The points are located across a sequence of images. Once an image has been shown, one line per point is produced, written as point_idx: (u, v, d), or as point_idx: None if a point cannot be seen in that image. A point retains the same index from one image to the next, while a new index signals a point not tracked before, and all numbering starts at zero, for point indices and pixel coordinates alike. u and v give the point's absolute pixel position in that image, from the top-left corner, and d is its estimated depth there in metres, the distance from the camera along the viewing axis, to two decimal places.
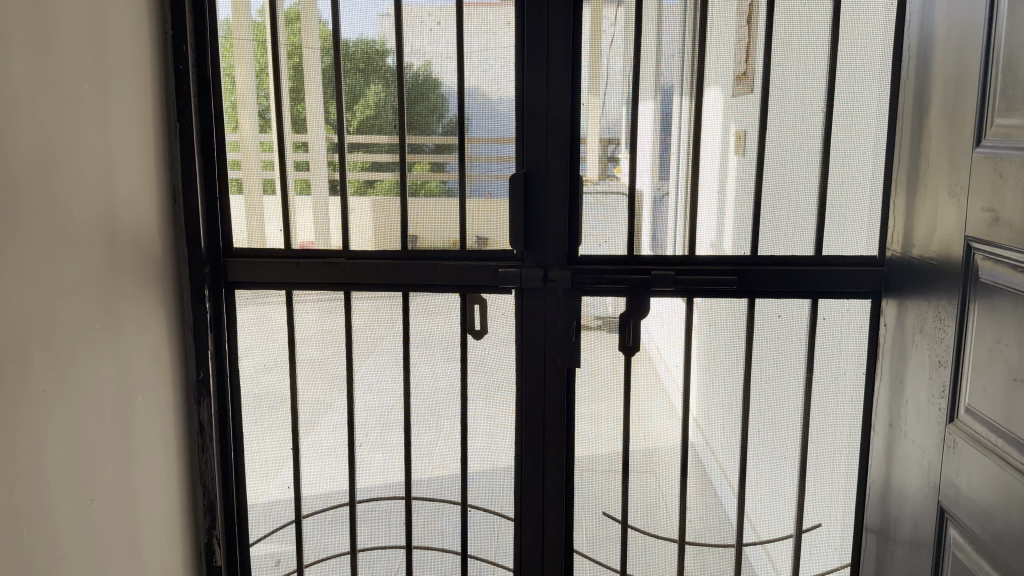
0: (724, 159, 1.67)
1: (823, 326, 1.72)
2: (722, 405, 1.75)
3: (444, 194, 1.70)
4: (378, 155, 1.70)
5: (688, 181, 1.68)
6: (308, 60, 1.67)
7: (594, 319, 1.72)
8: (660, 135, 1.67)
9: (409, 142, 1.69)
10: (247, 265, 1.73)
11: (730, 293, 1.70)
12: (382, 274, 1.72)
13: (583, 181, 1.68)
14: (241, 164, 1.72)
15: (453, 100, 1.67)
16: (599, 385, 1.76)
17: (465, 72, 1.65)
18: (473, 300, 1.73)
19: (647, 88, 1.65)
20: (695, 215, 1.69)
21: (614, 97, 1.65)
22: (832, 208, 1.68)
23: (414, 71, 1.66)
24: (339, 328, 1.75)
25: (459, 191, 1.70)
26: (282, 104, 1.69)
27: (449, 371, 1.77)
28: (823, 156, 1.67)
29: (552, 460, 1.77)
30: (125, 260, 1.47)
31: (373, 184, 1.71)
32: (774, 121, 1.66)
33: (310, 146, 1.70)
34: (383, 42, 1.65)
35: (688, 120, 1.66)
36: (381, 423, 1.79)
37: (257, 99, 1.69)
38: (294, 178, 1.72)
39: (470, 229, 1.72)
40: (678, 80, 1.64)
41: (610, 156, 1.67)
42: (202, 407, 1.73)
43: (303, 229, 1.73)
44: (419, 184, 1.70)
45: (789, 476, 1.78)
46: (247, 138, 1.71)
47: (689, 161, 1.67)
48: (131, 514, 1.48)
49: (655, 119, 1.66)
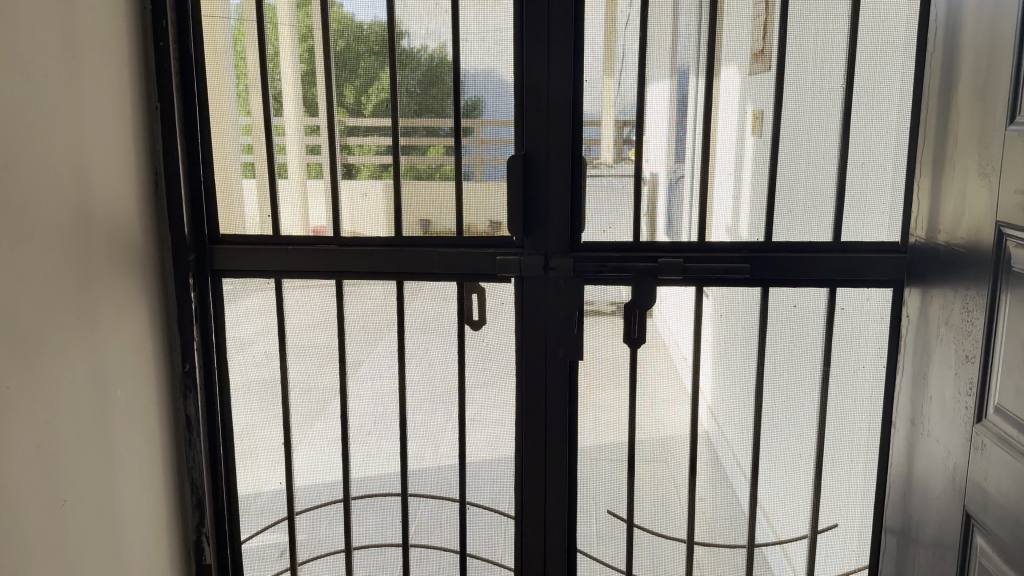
0: (740, 142, 1.57)
1: (841, 317, 1.62)
2: (735, 400, 1.66)
3: (452, 180, 1.62)
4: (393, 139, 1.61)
5: (704, 164, 1.58)
6: (319, 44, 1.58)
7: (608, 305, 1.63)
8: (675, 118, 1.57)
9: (424, 125, 1.60)
10: (234, 253, 1.65)
11: (741, 282, 1.61)
12: (376, 261, 1.64)
13: (595, 164, 1.59)
14: (253, 148, 1.64)
15: (471, 82, 1.57)
16: (603, 379, 1.67)
17: (467, 52, 1.56)
18: (472, 288, 1.65)
19: (660, 65, 1.55)
20: (707, 199, 1.59)
21: (628, 77, 1.56)
22: (851, 191, 1.58)
23: (428, 54, 1.57)
24: (333, 319, 1.68)
25: (476, 175, 1.61)
26: (273, 84, 1.61)
27: (447, 364, 1.69)
28: (842, 136, 1.56)
29: (555, 456, 1.69)
30: (102, 247, 1.39)
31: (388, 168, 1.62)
32: (791, 98, 1.56)
33: (322, 130, 1.62)
34: (397, 23, 1.56)
35: (702, 99, 1.56)
36: (377, 417, 1.72)
37: (268, 82, 1.60)
38: (307, 162, 1.64)
39: (480, 214, 1.63)
40: (693, 60, 1.55)
41: (625, 139, 1.58)
42: (189, 401, 1.66)
43: (302, 215, 1.66)
44: (434, 168, 1.62)
45: (805, 474, 1.69)
46: (258, 123, 1.62)
47: (704, 144, 1.57)
48: (111, 513, 1.42)
49: (669, 100, 1.57)
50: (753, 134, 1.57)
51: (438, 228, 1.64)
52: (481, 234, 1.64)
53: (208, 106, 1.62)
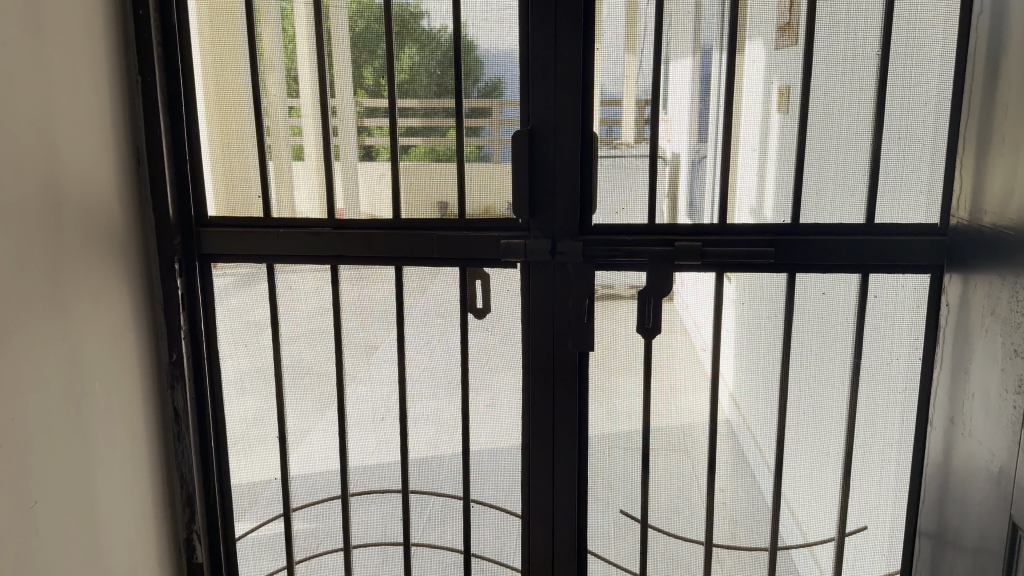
0: (766, 119, 1.45)
1: (875, 305, 1.48)
2: (758, 395, 1.55)
3: (459, 160, 1.51)
4: (411, 120, 1.50)
5: (727, 142, 1.46)
6: (336, 21, 1.47)
7: (627, 289, 1.52)
8: (698, 97, 1.44)
9: (440, 107, 1.49)
10: (223, 237, 1.56)
11: (765, 267, 1.48)
12: (372, 246, 1.54)
13: (614, 143, 1.47)
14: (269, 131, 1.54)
15: (492, 62, 1.46)
16: (616, 371, 1.57)
17: (478, 30, 1.45)
18: (474, 275, 1.54)
19: (682, 40, 1.43)
20: (731, 179, 1.47)
21: (649, 50, 1.43)
22: (886, 167, 1.44)
23: (448, 34, 1.46)
24: (328, 306, 1.58)
25: (493, 157, 1.50)
26: (264, 58, 1.50)
27: (448, 354, 1.59)
28: (876, 106, 1.42)
29: (564, 454, 1.59)
30: (73, 229, 1.30)
31: (406, 151, 1.51)
32: (819, 64, 1.42)
33: (339, 112, 1.51)
34: (418, 4, 1.46)
35: (728, 76, 1.43)
36: (376, 412, 1.62)
37: (286, 61, 1.50)
38: (318, 146, 1.53)
39: (495, 196, 1.52)
40: (718, 36, 1.42)
41: (648, 118, 1.45)
42: (176, 393, 1.57)
43: (319, 198, 1.55)
44: (450, 151, 1.50)
45: (832, 475, 1.57)
46: (274, 103, 1.53)
47: (728, 125, 1.45)
48: (88, 512, 1.34)
49: (693, 78, 1.44)
50: (780, 114, 1.44)
51: (454, 211, 1.53)
52: (501, 217, 1.53)
53: (196, 81, 1.52)
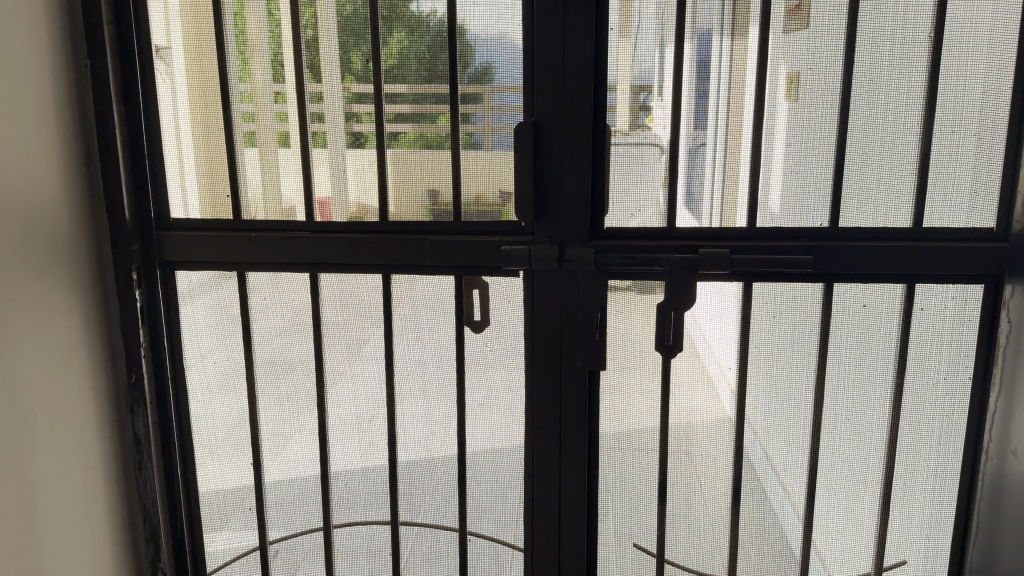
0: (770, 109, 1.27)
1: (921, 319, 1.32)
2: (787, 419, 1.38)
3: (452, 148, 1.33)
4: (399, 106, 1.33)
5: (728, 133, 1.29)
6: (323, 7, 1.30)
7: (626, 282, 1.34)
8: (695, 84, 1.27)
9: (430, 95, 1.32)
10: (186, 241, 1.38)
11: (800, 277, 1.31)
12: (356, 252, 1.36)
13: (611, 132, 1.29)
14: (252, 117, 1.36)
15: (484, 46, 1.29)
16: (629, 391, 1.40)
17: (469, 12, 1.28)
18: (471, 284, 1.37)
19: (679, 22, 1.26)
20: (752, 174, 1.30)
21: (649, 35, 1.27)
22: (935, 165, 1.27)
23: (438, 18, 1.28)
24: (307, 320, 1.42)
25: (483, 144, 1.33)
26: (244, 41, 1.33)
27: (442, 372, 1.42)
28: (927, 94, 1.25)
29: (571, 485, 1.42)
30: (5, 238, 1.13)
31: (397, 137, 1.34)
32: (863, 49, 1.24)
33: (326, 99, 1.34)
34: None
35: (727, 63, 1.26)
36: (362, 436, 1.46)
37: (271, 41, 1.32)
38: (297, 138, 1.36)
39: (488, 182, 1.35)
40: (719, 17, 1.25)
41: (641, 105, 1.28)
42: (137, 417, 1.40)
43: (299, 197, 1.38)
44: (439, 138, 1.33)
45: (869, 507, 1.41)
46: (258, 89, 1.35)
47: (729, 115, 1.28)
48: (32, 559, 1.18)
49: (688, 66, 1.27)
50: (788, 99, 1.27)
51: (446, 201, 1.36)
52: (492, 207, 1.36)
53: (153, 63, 1.34)
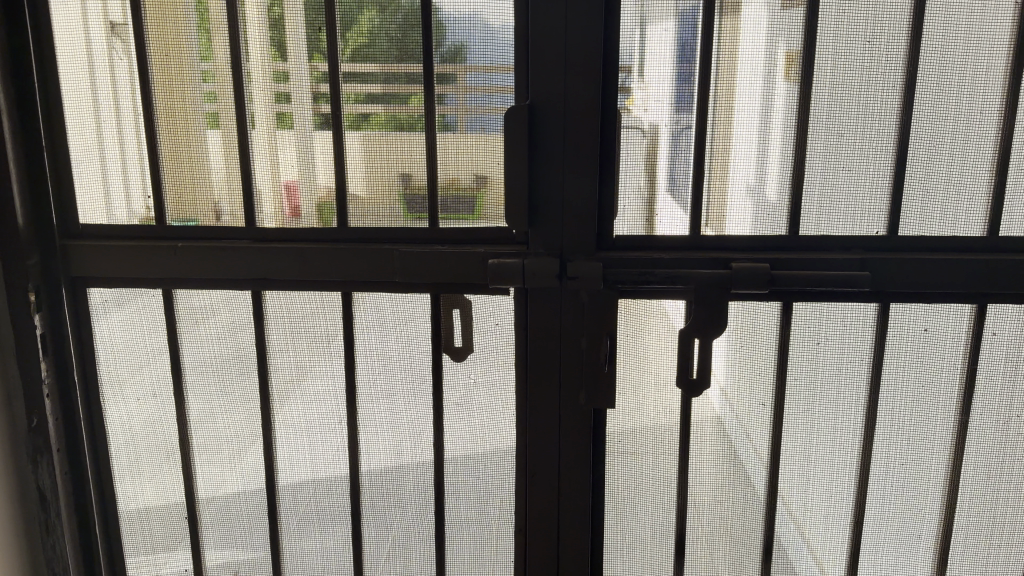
0: (780, 104, 1.04)
1: (993, 346, 1.10)
2: (829, 464, 1.16)
3: (427, 134, 1.08)
4: (369, 86, 1.08)
5: (728, 123, 1.05)
6: None
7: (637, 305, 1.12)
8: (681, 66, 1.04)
9: (400, 75, 1.07)
10: (102, 253, 1.13)
11: (850, 296, 1.09)
12: (311, 266, 1.11)
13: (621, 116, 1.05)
14: (217, 97, 1.09)
15: (457, 23, 1.05)
16: (642, 434, 1.17)
17: None
18: (450, 303, 1.13)
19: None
20: (771, 178, 1.07)
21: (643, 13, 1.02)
22: (1016, 164, 1.05)
23: None
24: (251, 348, 1.17)
25: (457, 128, 1.08)
26: (207, 14, 1.06)
27: (415, 409, 1.19)
28: (1011, 76, 1.02)
29: (570, 543, 1.19)
30: None
31: (369, 119, 1.09)
32: (935, 21, 1.01)
33: (293, 78, 1.08)
34: None
35: (719, 44, 1.03)
36: (320, 488, 1.22)
37: (233, 9, 1.06)
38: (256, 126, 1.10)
39: (463, 167, 1.10)
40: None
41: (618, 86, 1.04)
42: (40, 469, 1.15)
43: (245, 198, 1.13)
44: (411, 121, 1.08)
45: (922, 565, 1.19)
46: (222, 68, 1.08)
47: (725, 105, 1.05)
48: None
49: (679, 48, 1.03)
50: (795, 84, 1.04)
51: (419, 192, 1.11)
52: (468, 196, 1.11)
53: (110, 42, 1.09)
